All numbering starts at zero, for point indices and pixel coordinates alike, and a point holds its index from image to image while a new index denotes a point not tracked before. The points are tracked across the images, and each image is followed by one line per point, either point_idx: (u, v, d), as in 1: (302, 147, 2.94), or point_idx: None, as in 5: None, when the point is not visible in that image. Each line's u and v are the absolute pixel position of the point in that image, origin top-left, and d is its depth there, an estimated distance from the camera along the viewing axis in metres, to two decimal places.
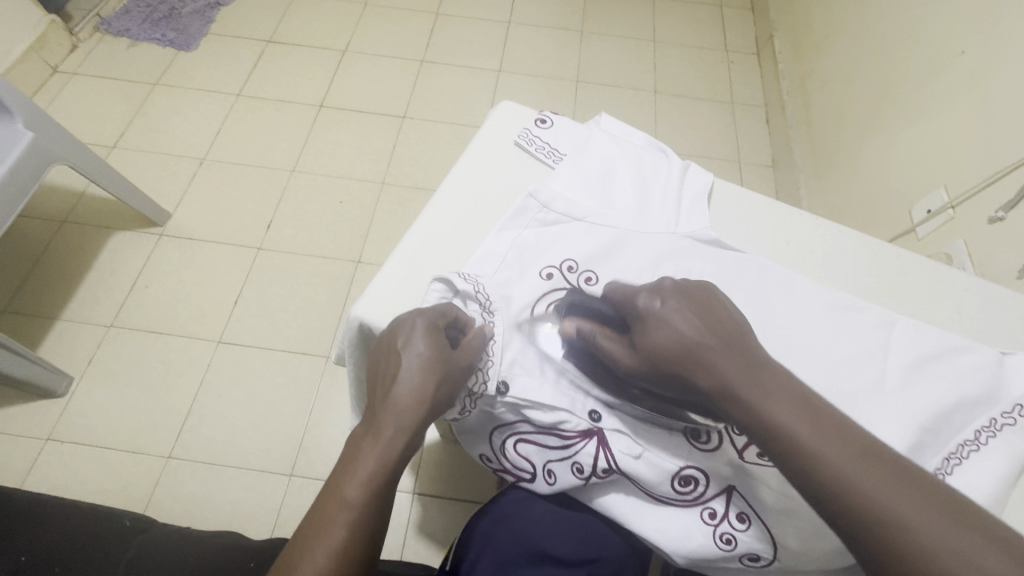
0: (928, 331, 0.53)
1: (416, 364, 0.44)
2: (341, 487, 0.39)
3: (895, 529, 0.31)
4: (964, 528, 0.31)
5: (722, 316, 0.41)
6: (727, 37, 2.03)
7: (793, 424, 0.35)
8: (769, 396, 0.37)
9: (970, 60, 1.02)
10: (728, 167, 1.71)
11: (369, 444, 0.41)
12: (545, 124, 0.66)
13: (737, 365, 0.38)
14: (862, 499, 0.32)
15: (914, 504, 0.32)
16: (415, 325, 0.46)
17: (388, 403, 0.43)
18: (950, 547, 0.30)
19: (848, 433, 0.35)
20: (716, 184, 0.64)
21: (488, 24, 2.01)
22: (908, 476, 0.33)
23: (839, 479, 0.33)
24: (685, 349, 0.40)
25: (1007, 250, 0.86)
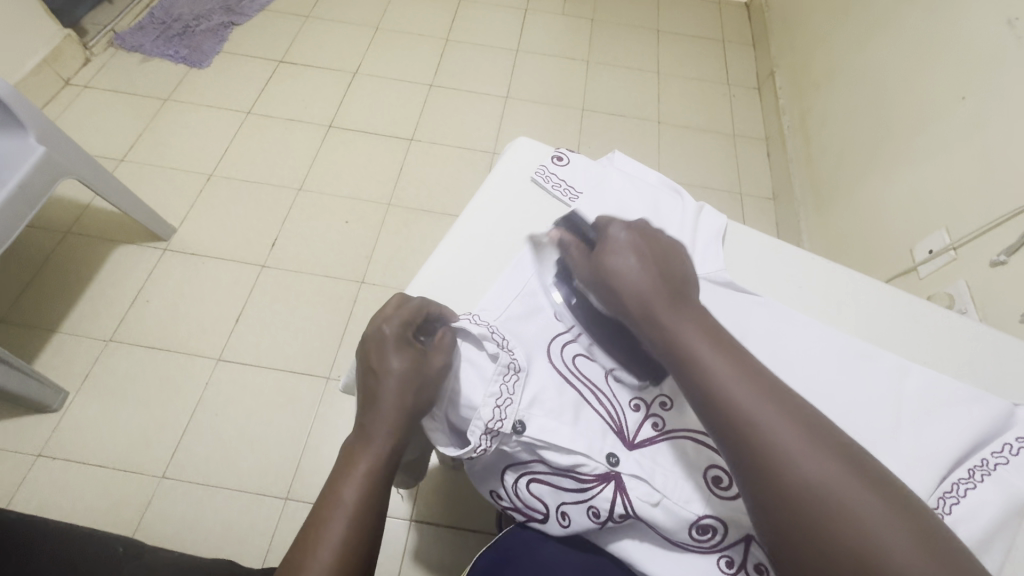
0: (941, 380, 0.54)
1: (393, 374, 0.46)
2: (337, 488, 0.43)
3: (758, 428, 0.37)
4: (823, 445, 0.36)
5: (670, 257, 0.46)
6: (729, 71, 2.08)
7: (702, 346, 0.40)
8: (687, 325, 0.41)
9: (971, 107, 1.05)
10: (730, 199, 1.74)
11: (361, 447, 0.44)
12: (562, 161, 0.67)
13: (668, 298, 0.43)
14: (743, 411, 0.37)
15: (782, 416, 0.37)
16: (387, 338, 0.48)
17: (372, 410, 0.45)
18: (801, 455, 0.35)
19: (747, 362, 0.40)
20: (730, 227, 0.65)
21: (496, 52, 2.05)
22: (788, 402, 0.38)
23: (727, 394, 0.38)
24: (626, 282, 0.44)
25: (1009, 293, 0.88)
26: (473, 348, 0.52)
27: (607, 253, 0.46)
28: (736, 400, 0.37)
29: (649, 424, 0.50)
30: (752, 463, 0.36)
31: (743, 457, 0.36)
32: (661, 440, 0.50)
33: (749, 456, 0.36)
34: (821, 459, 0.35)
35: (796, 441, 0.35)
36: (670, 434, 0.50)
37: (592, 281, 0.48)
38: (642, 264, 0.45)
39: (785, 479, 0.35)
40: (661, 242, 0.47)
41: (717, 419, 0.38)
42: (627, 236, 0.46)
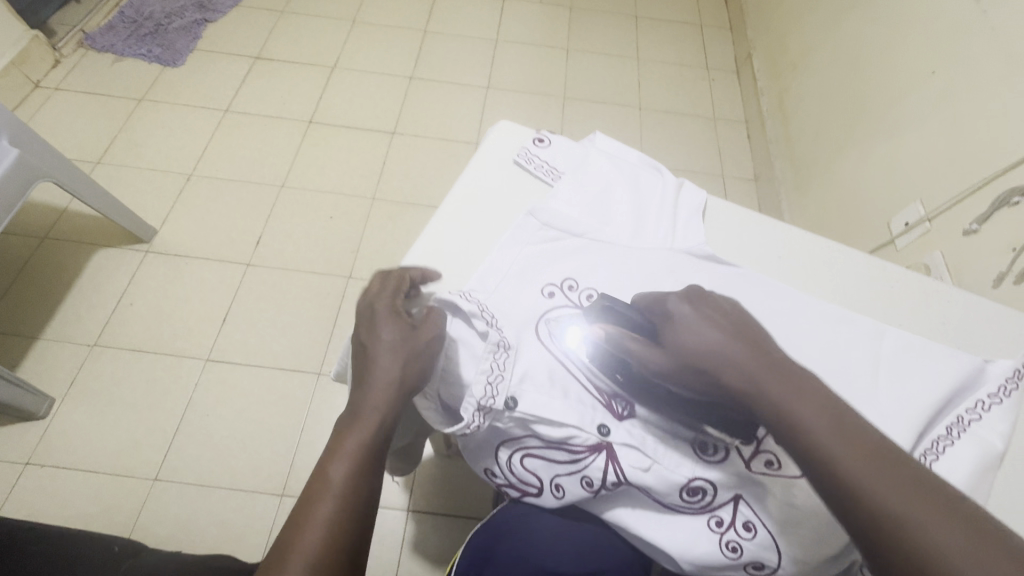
0: (915, 341, 0.55)
1: (382, 350, 0.46)
2: (325, 467, 0.42)
3: (909, 527, 0.32)
4: (987, 541, 0.31)
5: (754, 331, 0.43)
6: (708, 55, 2.09)
7: (822, 429, 0.36)
8: (799, 403, 0.38)
9: (940, 81, 1.08)
10: (712, 181, 1.76)
11: (351, 425, 0.44)
12: (543, 143, 0.67)
13: (771, 372, 0.40)
14: (883, 503, 0.33)
15: (934, 512, 0.33)
16: (378, 313, 0.48)
17: (361, 389, 0.45)
18: (966, 557, 0.31)
19: (875, 443, 0.36)
20: (710, 202, 0.66)
21: (475, 42, 2.05)
22: (932, 491, 0.34)
23: (862, 483, 0.34)
24: (716, 355, 0.41)
25: (983, 260, 0.91)
26: (463, 325, 0.53)
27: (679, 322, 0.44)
28: (876, 489, 0.34)
29: None
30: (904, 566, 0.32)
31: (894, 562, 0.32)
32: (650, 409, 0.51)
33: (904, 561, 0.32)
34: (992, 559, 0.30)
35: (956, 537, 0.32)
36: None
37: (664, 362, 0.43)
38: (722, 333, 0.42)
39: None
40: (727, 311, 0.44)
41: (854, 514, 0.34)
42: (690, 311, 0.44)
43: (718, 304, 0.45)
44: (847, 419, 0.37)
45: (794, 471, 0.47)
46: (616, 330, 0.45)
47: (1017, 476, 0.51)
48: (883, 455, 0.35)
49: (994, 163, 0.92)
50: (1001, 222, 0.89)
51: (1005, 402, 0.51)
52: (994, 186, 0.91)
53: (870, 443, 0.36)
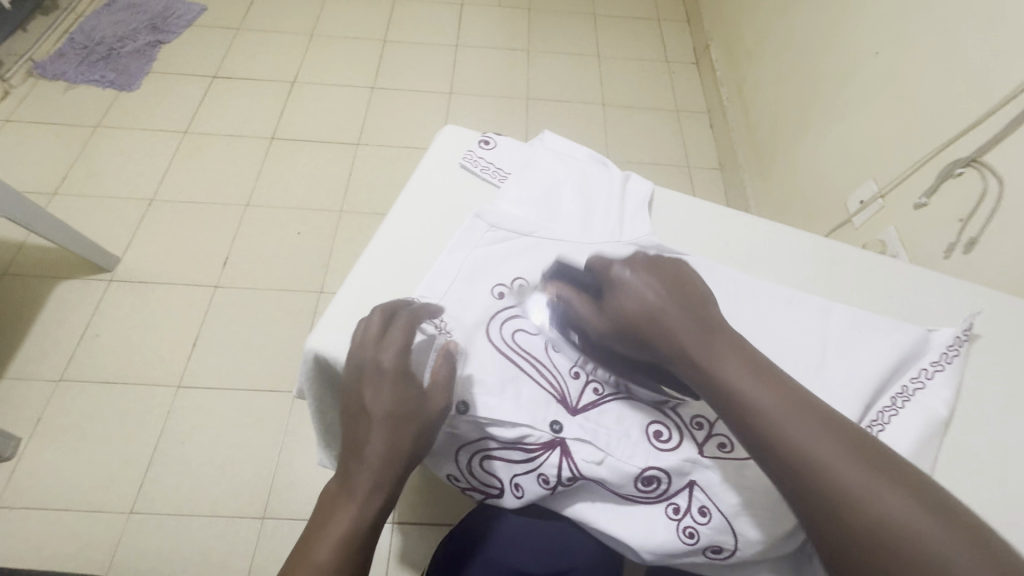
0: (860, 315, 0.57)
1: (387, 413, 0.42)
2: (310, 548, 0.38)
3: (818, 469, 0.34)
4: (883, 468, 0.33)
5: (687, 288, 0.45)
6: (667, 48, 2.12)
7: (741, 381, 0.39)
8: (720, 358, 0.40)
9: (884, 60, 1.10)
10: (678, 172, 1.78)
11: (347, 496, 0.41)
12: (488, 145, 0.68)
13: (697, 331, 0.42)
14: (795, 446, 0.35)
15: (841, 453, 0.34)
16: (386, 365, 0.44)
17: (359, 456, 0.42)
18: (866, 487, 0.33)
19: (790, 391, 0.38)
20: (656, 192, 0.67)
21: (436, 49, 2.04)
22: (840, 428, 0.36)
23: (774, 428, 0.36)
24: (646, 309, 0.43)
25: (935, 232, 0.93)
26: None
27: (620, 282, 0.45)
28: (788, 435, 0.35)
29: (590, 389, 0.51)
30: (815, 507, 0.34)
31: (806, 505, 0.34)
32: (603, 403, 0.51)
33: (816, 503, 0.34)
34: (887, 491, 0.32)
35: (854, 470, 0.33)
36: (611, 396, 0.51)
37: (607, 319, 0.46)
38: (658, 291, 0.44)
39: (856, 523, 0.32)
40: (676, 273, 0.46)
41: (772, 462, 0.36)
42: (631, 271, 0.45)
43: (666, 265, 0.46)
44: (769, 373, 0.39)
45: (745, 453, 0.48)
46: (565, 289, 0.49)
47: (965, 439, 0.53)
48: (800, 403, 0.37)
49: (937, 138, 0.95)
50: (948, 193, 0.92)
51: (946, 369, 0.54)
52: (939, 159, 0.94)
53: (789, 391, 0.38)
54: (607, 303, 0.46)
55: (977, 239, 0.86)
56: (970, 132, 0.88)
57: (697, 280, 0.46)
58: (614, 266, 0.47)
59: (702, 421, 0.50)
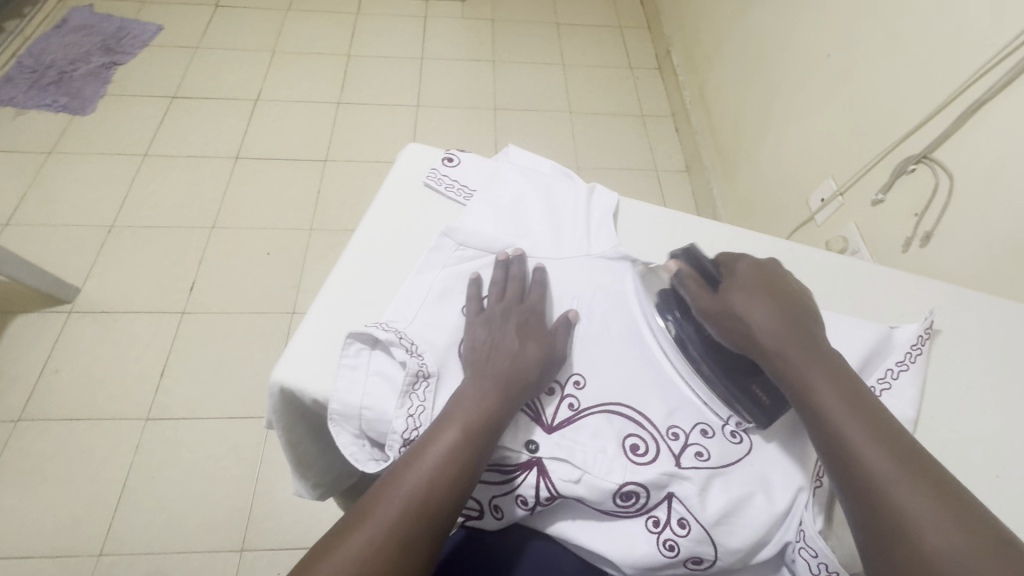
0: (826, 318, 0.58)
1: (526, 349, 0.50)
2: (434, 433, 0.44)
3: (886, 491, 0.39)
4: (935, 498, 0.38)
5: (797, 310, 0.50)
6: (630, 54, 2.16)
7: (838, 405, 0.43)
8: (819, 372, 0.45)
9: (836, 63, 1.14)
10: (646, 176, 1.80)
11: (420, 451, 0.43)
12: (452, 162, 0.67)
13: (804, 347, 0.47)
14: (873, 464, 0.40)
15: (914, 484, 0.38)
16: (535, 321, 0.52)
17: (496, 369, 0.48)
18: (931, 516, 0.37)
19: (881, 416, 0.42)
20: (622, 203, 0.67)
21: (401, 62, 2.04)
22: (920, 461, 0.40)
23: (846, 433, 0.42)
24: (759, 320, 0.48)
25: (893, 227, 0.96)
26: (383, 356, 0.51)
27: (740, 300, 0.50)
28: (866, 457, 0.40)
29: (565, 405, 0.51)
30: (878, 520, 0.39)
31: (870, 520, 0.39)
32: (578, 419, 0.50)
33: (879, 517, 0.38)
34: (951, 525, 0.36)
35: (922, 503, 0.38)
36: (586, 411, 0.51)
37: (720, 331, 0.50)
38: (776, 314, 0.48)
39: (912, 542, 0.37)
40: (797, 305, 0.50)
41: (845, 472, 0.41)
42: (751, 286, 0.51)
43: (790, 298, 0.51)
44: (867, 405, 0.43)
45: (721, 460, 0.49)
46: (685, 269, 0.53)
47: (934, 434, 0.54)
48: (892, 437, 0.41)
49: (889, 136, 0.99)
50: (902, 189, 0.95)
51: (909, 368, 0.55)
52: (892, 157, 0.98)
53: (883, 424, 0.42)
54: (718, 307, 0.50)
55: (931, 232, 0.89)
56: (920, 129, 0.92)
57: (812, 315, 0.50)
58: (737, 279, 0.52)
59: (678, 432, 0.50)
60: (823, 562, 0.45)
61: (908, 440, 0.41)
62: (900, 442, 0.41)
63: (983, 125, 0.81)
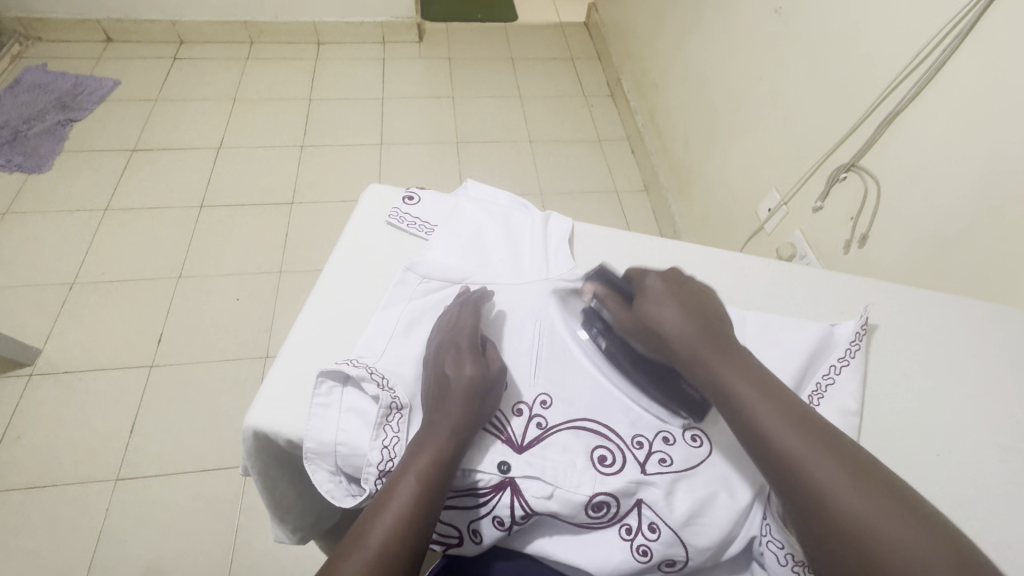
0: (772, 321, 0.62)
1: (464, 382, 0.50)
2: (389, 493, 0.44)
3: (803, 467, 0.41)
4: (844, 467, 0.40)
5: (705, 307, 0.53)
6: (583, 84, 2.26)
7: (750, 394, 0.46)
8: (728, 366, 0.48)
9: (768, 84, 1.23)
10: (608, 197, 1.87)
11: (380, 509, 0.44)
12: (413, 201, 0.70)
13: (714, 347, 0.50)
14: (791, 449, 0.42)
15: (825, 456, 0.41)
16: (463, 348, 0.52)
17: (437, 412, 0.49)
18: (850, 491, 0.39)
19: (788, 400, 0.45)
20: (577, 228, 0.71)
21: (362, 103, 2.09)
22: (827, 435, 0.43)
23: (758, 418, 0.44)
24: (671, 327, 0.51)
25: (834, 231, 1.03)
26: (355, 393, 0.53)
27: (650, 305, 0.54)
28: (779, 437, 0.43)
29: (533, 424, 0.53)
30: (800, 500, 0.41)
31: (791, 494, 0.41)
32: (547, 436, 0.52)
33: (801, 497, 0.41)
34: (858, 494, 0.39)
35: (837, 475, 0.40)
36: (554, 428, 0.53)
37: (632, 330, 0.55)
38: (681, 314, 0.52)
39: (827, 512, 0.39)
40: (695, 298, 0.54)
41: (765, 459, 0.43)
42: (661, 288, 0.55)
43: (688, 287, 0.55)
44: (777, 391, 0.46)
45: (682, 464, 0.51)
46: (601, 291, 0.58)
47: (879, 421, 0.58)
48: (801, 416, 0.44)
49: (820, 147, 1.07)
50: (838, 195, 1.02)
51: (852, 362, 0.59)
52: (825, 166, 1.05)
53: (792, 406, 0.45)
54: (632, 318, 0.55)
55: (867, 234, 0.96)
56: (846, 140, 1.00)
57: (713, 305, 0.54)
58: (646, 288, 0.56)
59: (642, 440, 0.53)
60: (790, 552, 0.47)
61: (812, 417, 0.44)
62: (810, 421, 0.44)
63: (898, 134, 0.89)
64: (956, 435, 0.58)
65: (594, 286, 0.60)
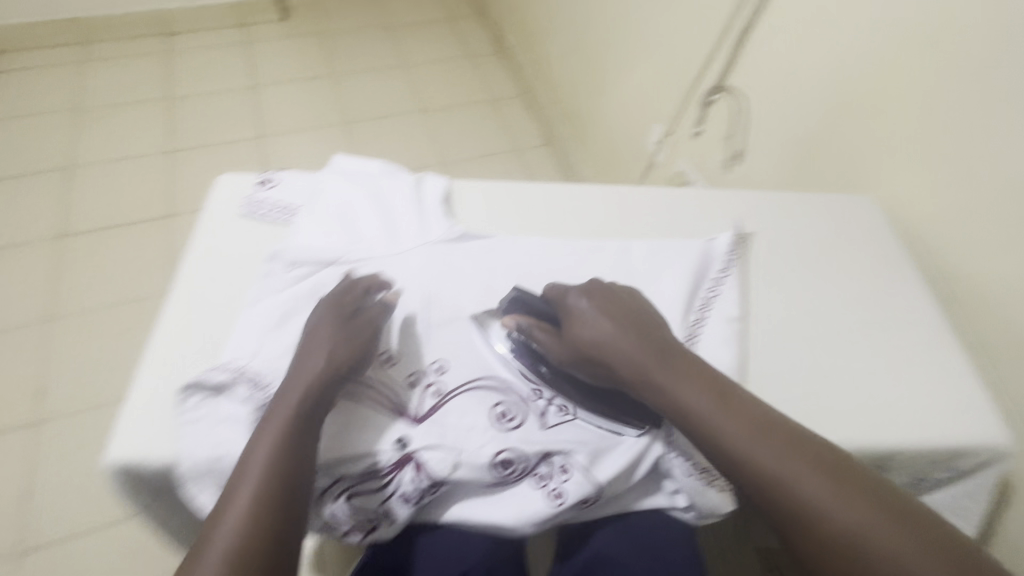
0: (655, 247, 0.63)
1: (328, 343, 0.48)
2: (251, 462, 0.43)
3: (784, 483, 0.44)
4: (817, 475, 0.44)
5: (642, 317, 0.53)
6: (468, 44, 2.18)
7: (704, 403, 0.47)
8: (680, 379, 0.49)
9: (637, 18, 1.24)
10: (510, 157, 1.84)
11: (242, 476, 0.42)
12: (269, 185, 0.64)
13: (656, 357, 0.50)
14: (762, 464, 0.44)
15: (803, 465, 0.44)
16: (324, 317, 0.50)
17: (295, 380, 0.47)
18: (832, 499, 0.43)
19: (743, 407, 0.47)
20: (453, 185, 0.68)
21: (231, 94, 1.91)
22: (799, 445, 0.45)
23: (719, 433, 0.46)
24: (608, 345, 0.50)
25: (714, 152, 1.07)
26: (230, 401, 0.48)
27: (581, 326, 0.52)
28: (746, 454, 0.45)
29: (429, 394, 0.51)
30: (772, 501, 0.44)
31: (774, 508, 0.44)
32: (445, 403, 0.51)
33: (769, 500, 0.44)
34: (844, 503, 0.42)
35: (818, 486, 0.43)
36: (451, 394, 0.52)
37: (572, 361, 0.52)
38: (613, 325, 0.51)
39: (815, 529, 0.42)
40: (619, 297, 0.54)
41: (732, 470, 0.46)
42: (588, 303, 0.53)
43: (620, 293, 0.54)
44: (726, 396, 0.48)
45: (582, 407, 0.52)
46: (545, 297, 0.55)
47: (761, 320, 0.61)
48: (760, 427, 0.46)
49: (689, 74, 1.09)
50: (712, 118, 1.06)
51: (728, 273, 0.62)
52: (697, 91, 1.08)
53: (748, 414, 0.46)
54: (564, 340, 0.52)
55: (742, 150, 1.00)
56: (711, 64, 1.03)
57: (643, 308, 0.54)
58: (569, 300, 0.54)
59: (541, 391, 0.53)
60: (698, 461, 0.51)
61: (772, 419, 0.47)
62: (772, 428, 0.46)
63: (753, 51, 0.93)
64: (825, 319, 0.62)
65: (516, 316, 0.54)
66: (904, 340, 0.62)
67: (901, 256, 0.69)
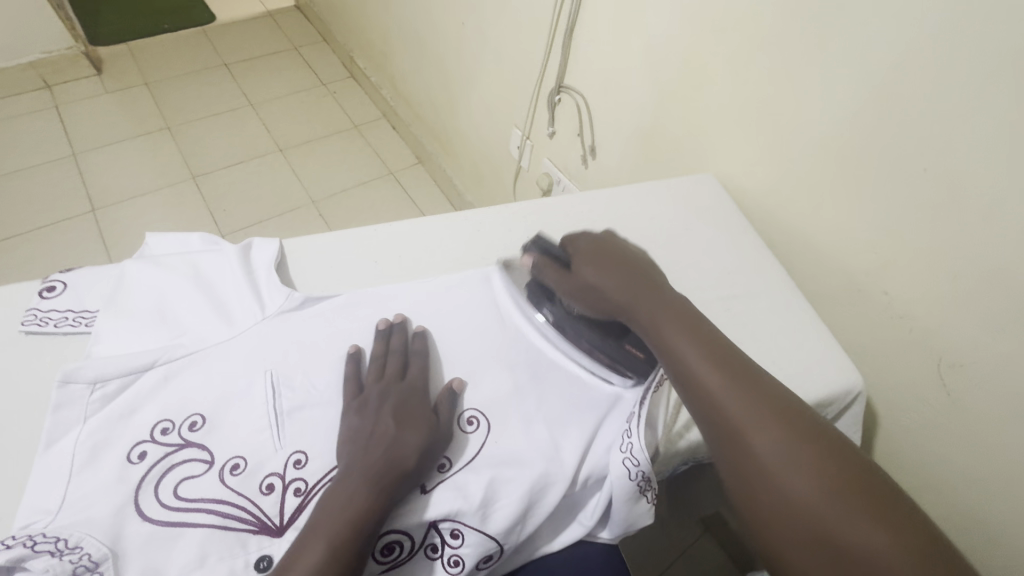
0: (515, 270, 0.62)
1: (379, 384, 0.50)
2: (316, 521, 0.41)
3: (776, 479, 0.41)
4: (823, 471, 0.40)
5: (651, 280, 0.56)
6: (318, 72, 2.07)
7: (713, 378, 0.46)
8: (676, 330, 0.50)
9: (473, 29, 1.23)
10: (385, 181, 1.77)
11: (319, 523, 0.41)
12: (55, 291, 0.53)
13: (675, 321, 0.51)
14: (759, 450, 0.42)
15: (808, 457, 0.41)
16: (380, 358, 0.52)
17: (370, 426, 0.46)
18: (830, 505, 0.39)
19: (767, 388, 0.45)
20: (288, 245, 0.61)
21: (46, 168, 1.65)
22: (814, 432, 0.43)
23: (730, 411, 0.44)
24: (606, 288, 0.55)
25: (571, 150, 1.09)
26: None
27: (587, 269, 0.57)
28: (752, 439, 0.43)
29: (291, 493, 0.45)
30: (731, 460, 0.43)
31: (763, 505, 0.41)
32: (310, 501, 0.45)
33: (757, 488, 0.42)
34: (839, 504, 0.39)
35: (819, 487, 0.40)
36: (317, 488, 0.45)
37: (573, 294, 0.57)
38: (613, 277, 0.56)
39: (808, 527, 0.39)
40: (618, 257, 0.58)
41: (694, 397, 0.47)
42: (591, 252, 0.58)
43: (625, 257, 0.58)
44: (747, 373, 0.46)
45: (463, 458, 0.48)
46: (539, 261, 0.59)
47: None
48: (785, 410, 0.44)
49: (532, 78, 1.10)
50: (562, 118, 1.07)
51: None
52: (543, 94, 1.09)
53: (770, 396, 0.45)
54: (573, 282, 0.57)
55: (594, 145, 1.02)
56: (548, 67, 1.04)
57: (653, 270, 0.57)
58: (582, 252, 0.59)
59: None
60: (644, 468, 0.49)
61: (788, 400, 0.45)
62: (798, 414, 0.44)
63: (582, 51, 0.95)
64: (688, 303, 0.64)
65: (531, 256, 0.60)
66: (760, 307, 0.65)
67: (746, 227, 0.73)
